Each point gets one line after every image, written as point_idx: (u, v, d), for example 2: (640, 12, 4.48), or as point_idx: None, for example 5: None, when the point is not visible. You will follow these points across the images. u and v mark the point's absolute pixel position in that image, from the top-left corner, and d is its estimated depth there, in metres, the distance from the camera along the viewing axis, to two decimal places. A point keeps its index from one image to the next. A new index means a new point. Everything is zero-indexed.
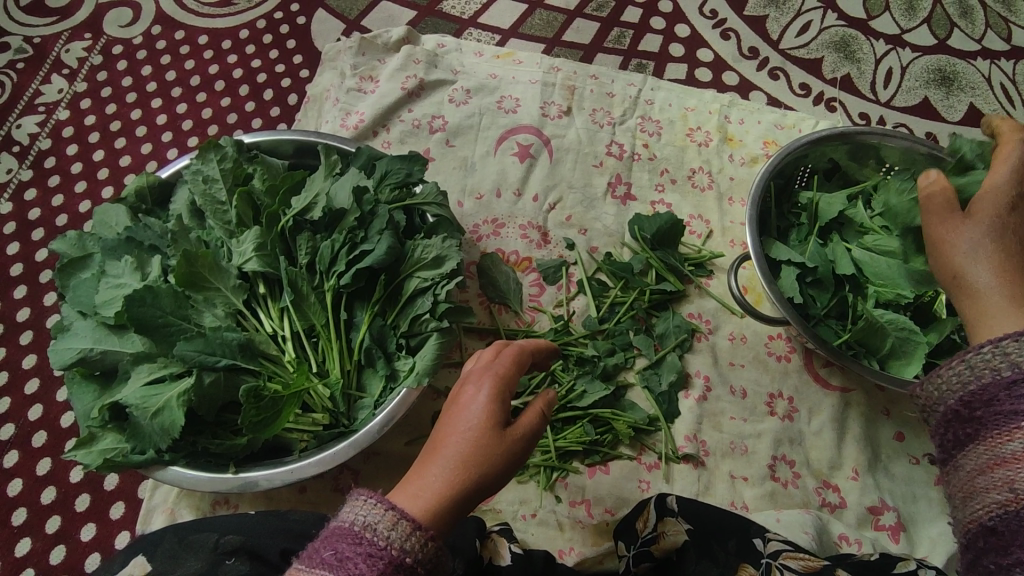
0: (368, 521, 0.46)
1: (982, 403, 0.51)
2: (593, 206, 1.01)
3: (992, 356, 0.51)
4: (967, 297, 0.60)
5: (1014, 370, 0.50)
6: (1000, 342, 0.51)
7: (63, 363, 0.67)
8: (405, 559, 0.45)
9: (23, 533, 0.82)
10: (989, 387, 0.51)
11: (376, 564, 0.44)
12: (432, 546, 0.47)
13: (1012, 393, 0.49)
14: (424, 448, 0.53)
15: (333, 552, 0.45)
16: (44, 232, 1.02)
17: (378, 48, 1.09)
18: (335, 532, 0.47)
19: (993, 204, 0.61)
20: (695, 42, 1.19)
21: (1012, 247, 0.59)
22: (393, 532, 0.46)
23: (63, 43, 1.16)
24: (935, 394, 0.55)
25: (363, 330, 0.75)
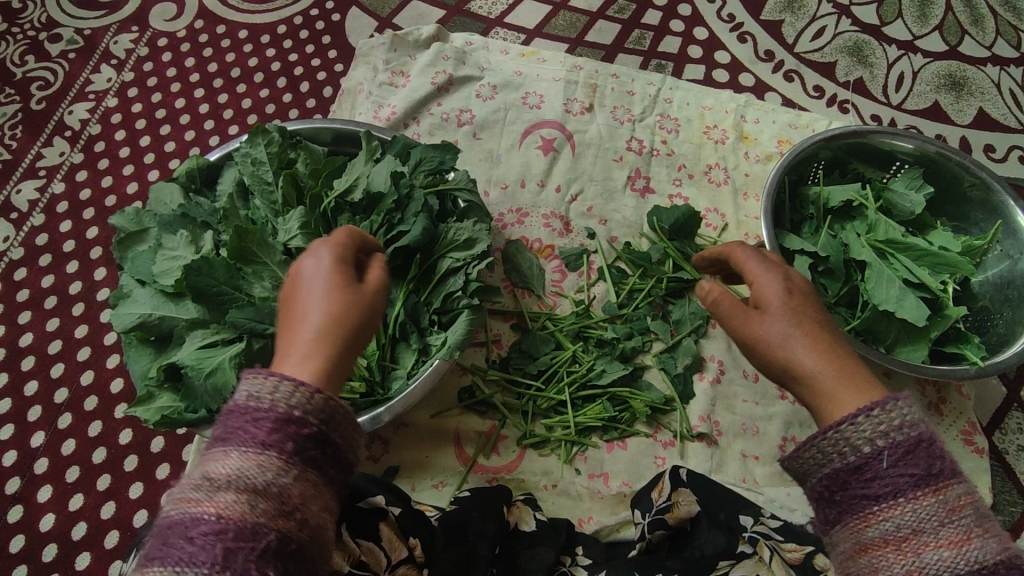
0: (251, 392, 0.51)
1: (839, 488, 0.53)
2: (613, 198, 1.06)
3: (838, 439, 0.54)
4: (807, 385, 0.59)
5: (858, 453, 0.53)
6: (840, 426, 0.54)
7: (124, 327, 0.73)
8: (292, 412, 0.50)
9: (76, 490, 0.89)
10: (843, 470, 0.53)
11: (262, 423, 0.49)
12: (321, 398, 0.51)
13: (860, 477, 0.52)
14: (285, 329, 0.57)
15: (223, 428, 0.50)
16: (93, 212, 1.07)
17: (409, 45, 1.14)
18: (227, 414, 0.51)
19: (778, 295, 0.63)
20: (713, 44, 1.24)
21: (813, 330, 0.61)
22: (274, 393, 0.50)
23: (111, 35, 1.22)
24: (800, 469, 0.57)
25: (398, 305, 0.80)
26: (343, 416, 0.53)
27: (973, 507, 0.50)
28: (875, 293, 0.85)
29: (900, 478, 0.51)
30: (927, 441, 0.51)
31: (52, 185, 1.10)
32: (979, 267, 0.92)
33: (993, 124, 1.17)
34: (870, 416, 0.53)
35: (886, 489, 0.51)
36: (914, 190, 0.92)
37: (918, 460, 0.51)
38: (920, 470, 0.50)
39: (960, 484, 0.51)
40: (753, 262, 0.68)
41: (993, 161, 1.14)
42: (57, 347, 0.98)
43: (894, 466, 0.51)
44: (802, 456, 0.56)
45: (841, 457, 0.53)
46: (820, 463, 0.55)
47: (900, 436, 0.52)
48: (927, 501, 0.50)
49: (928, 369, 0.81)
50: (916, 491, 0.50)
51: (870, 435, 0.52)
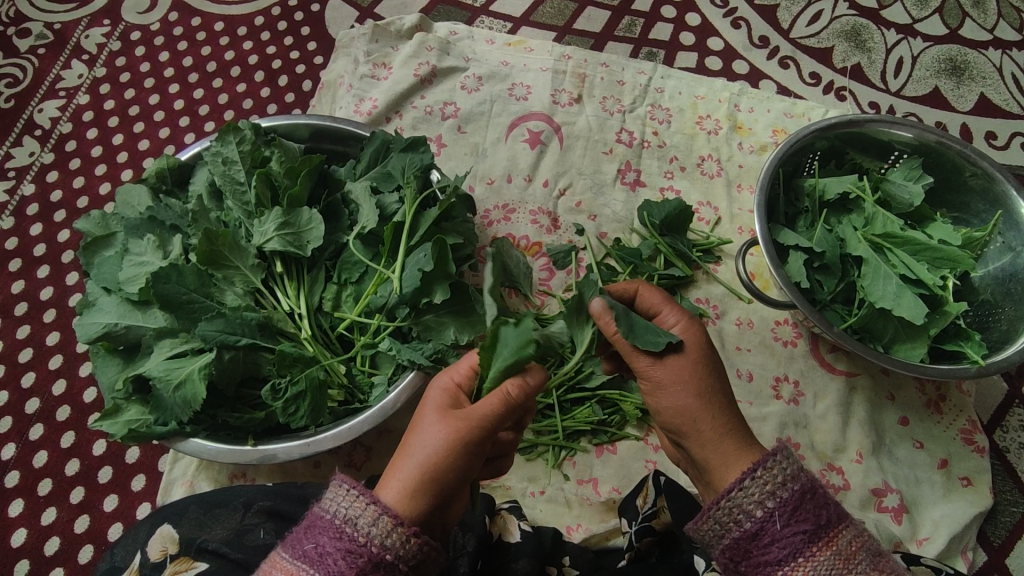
0: (350, 515, 0.53)
1: (742, 556, 0.56)
2: (603, 192, 1.03)
3: (731, 508, 0.56)
4: (698, 438, 0.62)
5: (752, 519, 0.55)
6: (731, 494, 0.56)
7: (89, 337, 0.72)
8: (385, 557, 0.51)
9: (48, 503, 0.87)
10: (742, 538, 0.55)
11: (355, 562, 0.51)
12: (415, 545, 0.52)
13: (759, 543, 0.55)
14: (396, 452, 0.58)
15: (315, 545, 0.52)
16: (65, 214, 1.04)
17: (391, 35, 1.10)
18: (318, 525, 0.53)
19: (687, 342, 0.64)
20: (706, 31, 1.20)
21: (710, 381, 0.63)
22: (374, 529, 0.52)
23: (82, 29, 1.18)
24: (701, 543, 0.58)
25: (378, 318, 0.76)
26: (433, 556, 0.54)
27: (865, 548, 0.54)
28: (872, 291, 0.83)
29: (793, 539, 0.53)
30: (810, 494, 0.55)
31: (22, 186, 1.07)
32: (981, 261, 0.89)
33: (995, 110, 1.13)
34: (754, 479, 0.55)
35: (785, 552, 0.54)
36: (913, 181, 0.89)
37: (805, 516, 0.54)
38: (809, 525, 0.54)
39: (848, 530, 0.54)
40: (665, 308, 0.66)
41: (995, 149, 1.11)
42: (28, 355, 0.95)
43: (788, 528, 0.54)
44: (701, 529, 0.58)
45: (738, 527, 0.56)
46: (718, 534, 0.57)
47: (783, 493, 0.54)
48: (823, 556, 0.53)
49: (926, 369, 0.78)
50: (811, 547, 0.53)
51: (759, 499, 0.55)
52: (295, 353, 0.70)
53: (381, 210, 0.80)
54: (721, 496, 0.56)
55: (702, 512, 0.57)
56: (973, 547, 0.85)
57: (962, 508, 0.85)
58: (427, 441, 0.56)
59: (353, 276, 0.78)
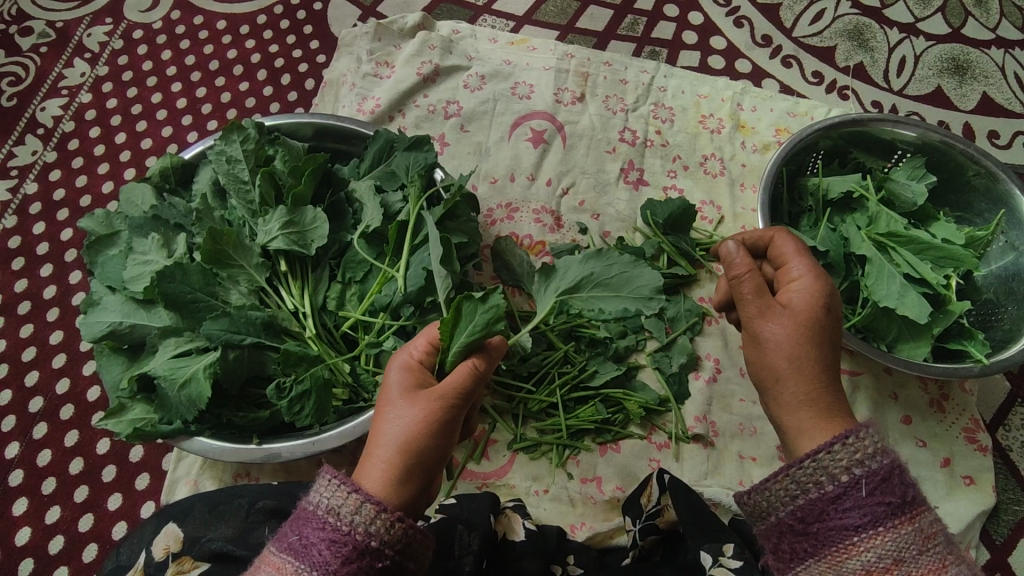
0: (332, 505, 0.52)
1: (816, 519, 0.54)
2: (606, 191, 1.03)
3: (815, 468, 0.55)
4: (782, 395, 0.62)
5: (835, 483, 0.54)
6: (817, 455, 0.55)
7: (94, 336, 0.72)
8: (370, 543, 0.51)
9: (52, 502, 0.87)
10: (820, 500, 0.54)
11: (339, 551, 0.50)
12: (398, 528, 0.52)
13: (839, 507, 0.53)
14: (368, 439, 0.57)
15: (300, 537, 0.52)
16: (68, 213, 1.04)
17: (394, 34, 1.10)
18: (302, 517, 0.53)
19: (801, 300, 0.64)
20: (709, 30, 1.20)
21: (815, 342, 0.62)
22: (356, 517, 0.51)
23: (84, 28, 1.18)
24: (771, 502, 0.57)
25: (381, 317, 0.76)
26: (418, 539, 0.53)
27: (943, 533, 0.53)
28: (875, 290, 0.83)
29: (875, 506, 0.52)
30: (897, 469, 0.53)
31: (25, 184, 1.07)
32: (984, 260, 0.89)
33: (998, 109, 1.13)
34: (843, 444, 0.54)
35: (865, 519, 0.52)
36: (916, 180, 0.89)
37: (892, 488, 0.52)
38: (895, 499, 0.52)
39: (930, 512, 0.53)
40: (795, 258, 0.68)
41: (997, 148, 1.11)
42: (31, 354, 0.95)
43: (872, 496, 0.52)
44: (776, 488, 0.56)
45: (815, 488, 0.54)
46: (793, 493, 0.55)
47: (870, 463, 0.53)
48: (905, 530, 0.51)
49: (930, 368, 0.78)
50: (894, 519, 0.52)
51: (846, 463, 0.54)
52: (300, 352, 0.70)
53: (385, 209, 0.80)
54: (807, 455, 0.56)
55: (781, 469, 0.57)
56: (977, 545, 0.85)
57: (966, 506, 0.85)
58: (400, 425, 0.55)
59: (357, 275, 0.78)
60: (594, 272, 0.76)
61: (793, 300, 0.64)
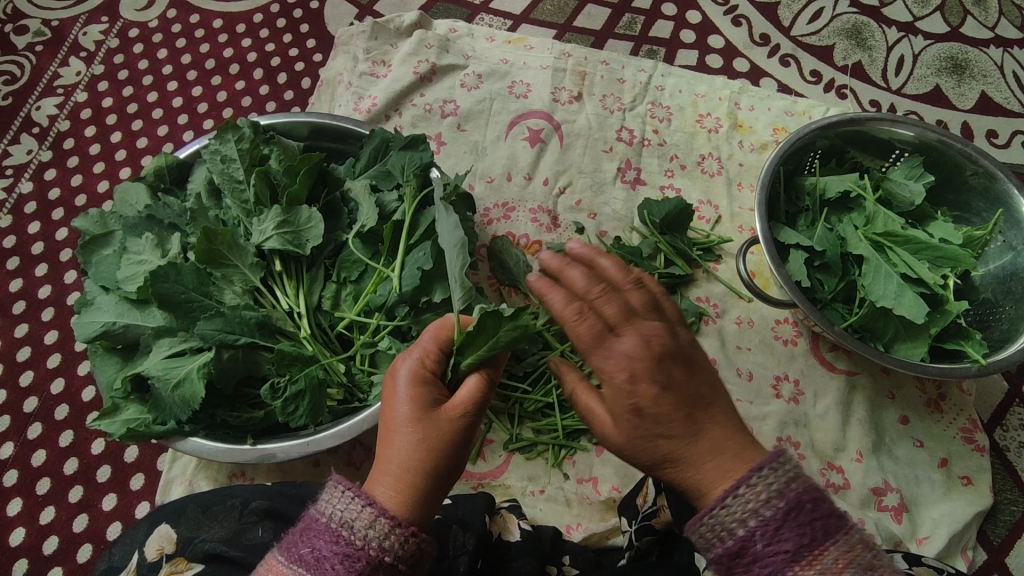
0: (346, 518, 0.52)
1: (728, 572, 0.52)
2: (603, 190, 1.02)
3: (714, 525, 0.52)
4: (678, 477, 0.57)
5: (735, 536, 0.52)
6: (712, 510, 0.52)
7: (87, 336, 0.71)
8: (383, 558, 0.51)
9: (47, 502, 0.87)
10: (725, 555, 0.52)
11: (352, 565, 0.50)
12: (412, 543, 0.52)
13: (744, 561, 0.51)
14: (378, 454, 0.57)
15: (310, 549, 0.52)
16: (63, 212, 1.04)
17: (390, 33, 1.10)
18: (313, 529, 0.53)
19: (620, 399, 0.55)
20: (707, 29, 1.19)
21: (677, 427, 0.55)
22: (371, 531, 0.51)
23: (80, 26, 1.18)
24: None
25: (377, 317, 0.76)
26: (428, 552, 0.54)
27: (853, 563, 0.50)
28: (873, 290, 0.82)
29: (779, 558, 0.50)
30: (796, 510, 0.51)
31: (20, 184, 1.06)
32: (981, 260, 0.89)
33: (996, 108, 1.13)
34: (743, 490, 0.52)
35: (771, 571, 0.50)
36: (914, 180, 0.88)
37: (788, 534, 0.50)
38: (792, 544, 0.50)
39: (835, 546, 0.51)
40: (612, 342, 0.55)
41: (996, 147, 1.10)
42: (26, 354, 0.95)
43: (770, 546, 0.50)
44: (686, 543, 0.54)
45: (721, 542, 0.52)
46: (704, 548, 0.53)
47: (768, 509, 0.51)
48: (809, 575, 0.50)
49: (926, 368, 0.78)
50: (795, 566, 0.50)
51: (741, 516, 0.51)
52: (294, 352, 0.70)
53: (380, 209, 0.80)
54: (716, 502, 0.53)
55: (688, 523, 0.54)
56: (973, 546, 0.85)
57: (962, 507, 0.85)
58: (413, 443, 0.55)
59: (352, 273, 0.78)
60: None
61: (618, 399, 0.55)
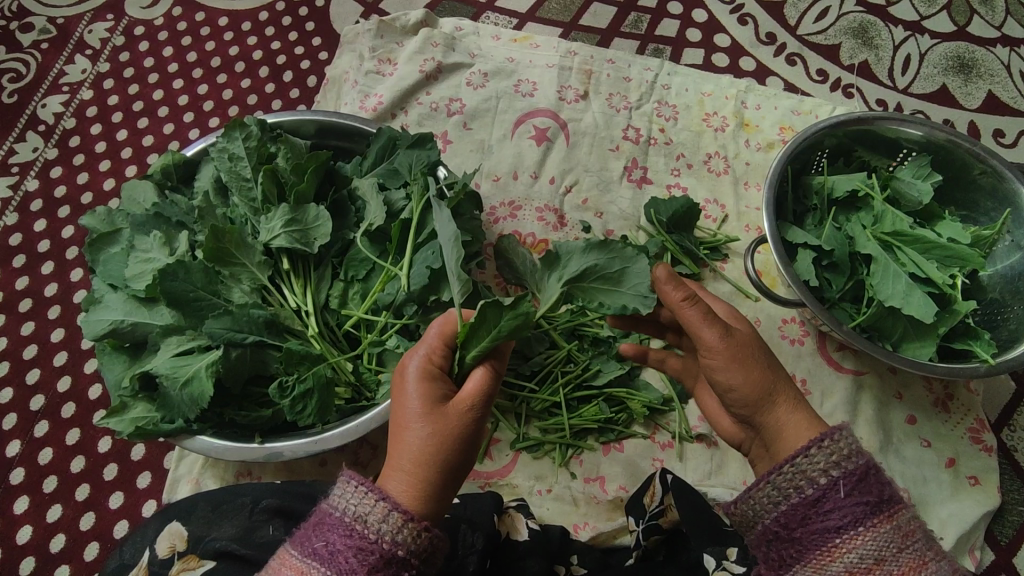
0: (359, 512, 0.52)
1: (798, 524, 0.55)
2: (609, 189, 1.02)
3: (794, 474, 0.56)
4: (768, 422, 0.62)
5: (814, 486, 0.55)
6: (795, 459, 0.56)
7: (95, 335, 0.71)
8: (397, 552, 0.51)
9: (54, 500, 0.86)
10: (801, 504, 0.55)
11: (366, 559, 0.50)
12: (425, 538, 0.52)
13: (819, 510, 0.54)
14: (391, 453, 0.56)
15: (324, 543, 0.51)
16: (69, 210, 1.04)
17: (396, 31, 1.09)
18: (326, 522, 0.52)
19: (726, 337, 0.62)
20: (712, 27, 1.19)
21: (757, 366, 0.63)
22: (384, 525, 0.51)
23: (85, 24, 1.18)
24: (753, 511, 0.58)
25: (384, 316, 0.75)
26: (440, 546, 0.54)
27: (922, 530, 0.54)
28: (881, 289, 0.82)
29: (854, 508, 0.53)
30: (873, 469, 0.55)
31: (26, 181, 1.06)
32: (988, 260, 0.89)
33: (1003, 108, 1.13)
34: (820, 447, 0.55)
35: (845, 520, 0.53)
36: (922, 180, 0.88)
37: (870, 488, 0.54)
38: (873, 498, 0.53)
39: (907, 509, 0.54)
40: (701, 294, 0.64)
41: (1003, 146, 1.10)
42: (32, 352, 0.95)
43: (850, 496, 0.53)
44: (756, 496, 0.57)
45: (796, 492, 0.55)
46: (774, 499, 0.56)
47: (848, 462, 0.54)
48: (884, 528, 0.52)
49: (935, 368, 0.78)
50: (874, 518, 0.53)
51: (825, 466, 0.55)
52: (303, 350, 0.70)
53: (388, 207, 0.80)
54: (785, 463, 0.57)
55: (761, 479, 0.57)
56: (981, 546, 0.84)
57: (971, 507, 0.84)
58: (423, 438, 0.54)
59: (360, 272, 0.77)
60: (598, 263, 0.70)
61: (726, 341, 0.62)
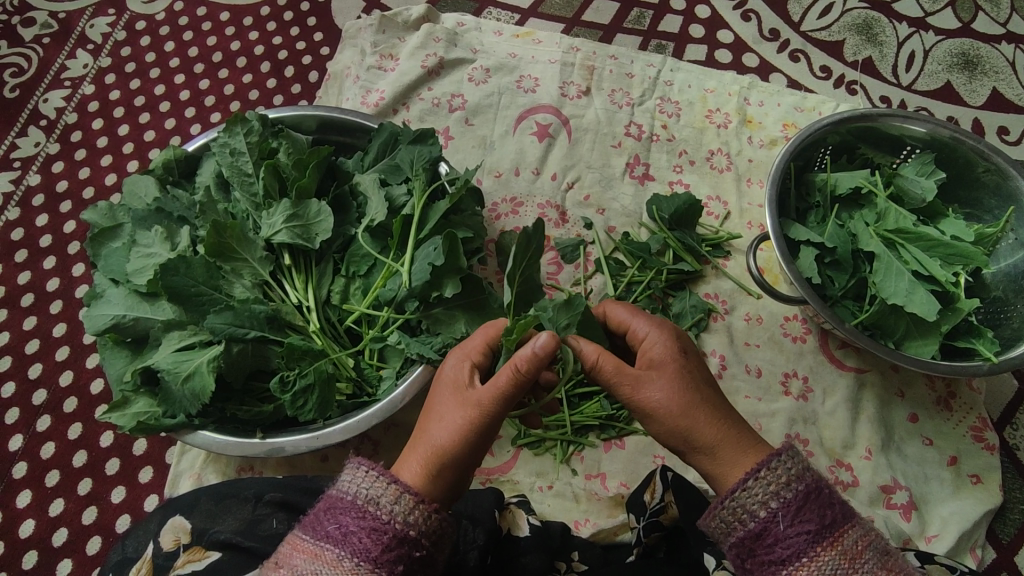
0: (372, 495, 0.52)
1: (747, 555, 0.55)
2: (611, 185, 1.02)
3: (736, 508, 0.56)
4: (709, 456, 0.60)
5: (757, 518, 0.55)
6: (735, 494, 0.56)
7: (97, 329, 0.71)
8: (409, 532, 0.51)
9: (56, 494, 0.87)
10: (747, 537, 0.55)
11: (381, 539, 0.50)
12: (433, 520, 0.53)
13: (764, 542, 0.54)
14: (413, 436, 0.59)
15: (337, 525, 0.51)
16: (71, 205, 1.04)
17: (398, 26, 1.09)
18: (339, 505, 0.52)
19: (656, 382, 0.60)
20: (715, 23, 1.19)
21: (693, 401, 0.60)
22: (397, 506, 0.52)
23: (87, 18, 1.17)
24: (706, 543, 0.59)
25: (386, 311, 0.75)
26: (447, 530, 0.55)
27: (872, 547, 0.53)
28: (884, 287, 0.82)
29: (797, 537, 0.53)
30: (815, 493, 0.54)
31: (28, 176, 1.06)
32: (992, 257, 0.88)
33: (1008, 105, 1.12)
34: (757, 480, 0.55)
35: (790, 552, 0.53)
36: (926, 177, 0.88)
37: (810, 515, 0.53)
38: (814, 525, 0.53)
39: (855, 528, 0.54)
40: (636, 320, 0.66)
41: (1006, 144, 1.10)
42: (35, 346, 0.95)
43: (792, 527, 0.53)
44: (708, 528, 0.58)
45: (741, 525, 0.55)
46: (723, 533, 0.57)
47: (787, 491, 0.54)
48: (827, 556, 0.52)
49: (937, 365, 0.78)
50: (816, 547, 0.53)
51: (763, 498, 0.55)
52: (304, 346, 0.70)
53: (390, 203, 0.80)
54: (726, 496, 0.57)
55: (707, 512, 0.58)
56: (982, 544, 0.84)
57: (972, 506, 0.84)
58: (442, 425, 0.57)
59: (363, 267, 0.78)
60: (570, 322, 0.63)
61: (647, 387, 0.60)
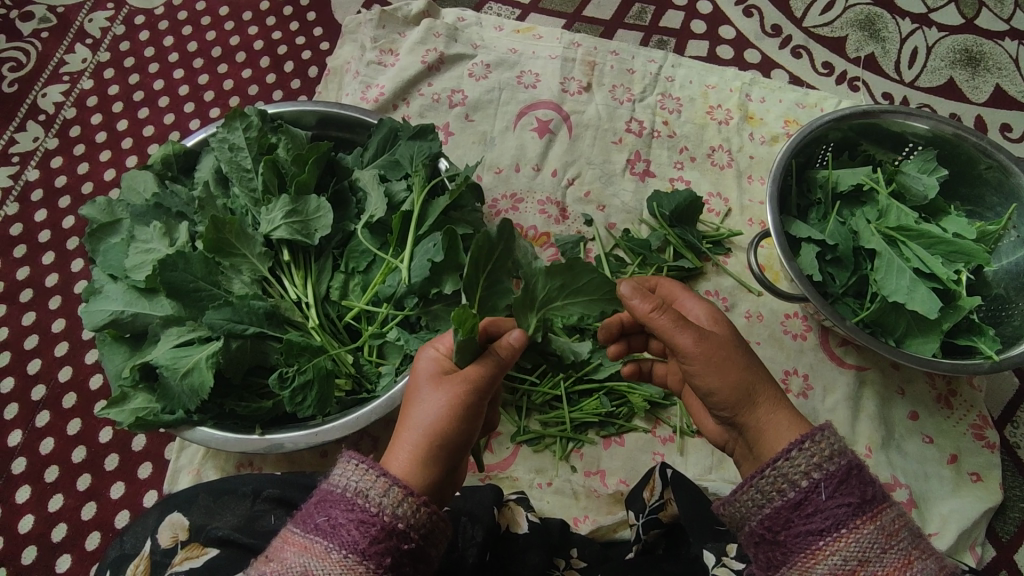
0: (360, 487, 0.52)
1: (781, 527, 0.54)
2: (612, 181, 1.01)
3: (776, 477, 0.55)
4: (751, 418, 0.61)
5: (796, 489, 0.54)
6: (776, 463, 0.55)
7: (96, 325, 0.71)
8: (397, 525, 0.51)
9: (55, 490, 0.87)
10: (785, 508, 0.54)
11: (368, 531, 0.50)
12: (423, 513, 0.52)
13: (802, 513, 0.54)
14: (397, 424, 0.58)
15: (326, 518, 0.51)
16: (70, 200, 1.04)
17: (398, 21, 1.09)
18: (329, 498, 0.52)
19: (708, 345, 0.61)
20: (717, 19, 1.18)
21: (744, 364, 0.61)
22: (385, 499, 0.51)
23: (85, 13, 1.17)
24: (739, 514, 0.58)
25: (385, 308, 0.75)
26: (438, 525, 0.54)
27: (908, 529, 0.53)
28: (885, 284, 0.82)
29: (837, 510, 0.53)
30: (856, 470, 0.54)
31: (26, 171, 1.06)
32: (994, 255, 0.88)
33: (1011, 102, 1.11)
34: (802, 448, 0.55)
35: (828, 522, 0.53)
36: (928, 174, 0.88)
37: (852, 489, 0.53)
38: (855, 499, 0.53)
39: (892, 508, 0.53)
40: (689, 301, 0.70)
41: (1009, 141, 1.09)
42: (33, 342, 0.95)
43: (832, 498, 0.53)
44: (742, 499, 0.57)
45: (779, 495, 0.55)
46: (758, 502, 0.56)
47: (830, 464, 0.54)
48: (866, 530, 0.52)
49: (938, 364, 0.77)
50: (856, 520, 0.52)
51: (805, 468, 0.54)
52: (303, 342, 0.70)
53: (389, 199, 0.79)
54: (767, 463, 0.56)
55: (745, 480, 0.57)
56: (982, 542, 0.84)
57: (972, 504, 0.84)
58: (424, 413, 0.56)
59: (363, 263, 0.77)
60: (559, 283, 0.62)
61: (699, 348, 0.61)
